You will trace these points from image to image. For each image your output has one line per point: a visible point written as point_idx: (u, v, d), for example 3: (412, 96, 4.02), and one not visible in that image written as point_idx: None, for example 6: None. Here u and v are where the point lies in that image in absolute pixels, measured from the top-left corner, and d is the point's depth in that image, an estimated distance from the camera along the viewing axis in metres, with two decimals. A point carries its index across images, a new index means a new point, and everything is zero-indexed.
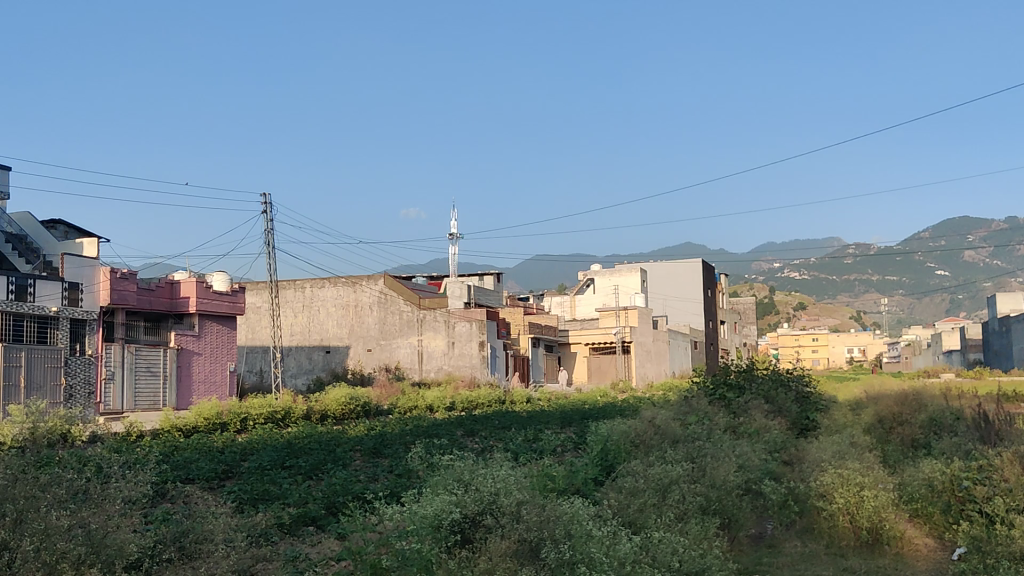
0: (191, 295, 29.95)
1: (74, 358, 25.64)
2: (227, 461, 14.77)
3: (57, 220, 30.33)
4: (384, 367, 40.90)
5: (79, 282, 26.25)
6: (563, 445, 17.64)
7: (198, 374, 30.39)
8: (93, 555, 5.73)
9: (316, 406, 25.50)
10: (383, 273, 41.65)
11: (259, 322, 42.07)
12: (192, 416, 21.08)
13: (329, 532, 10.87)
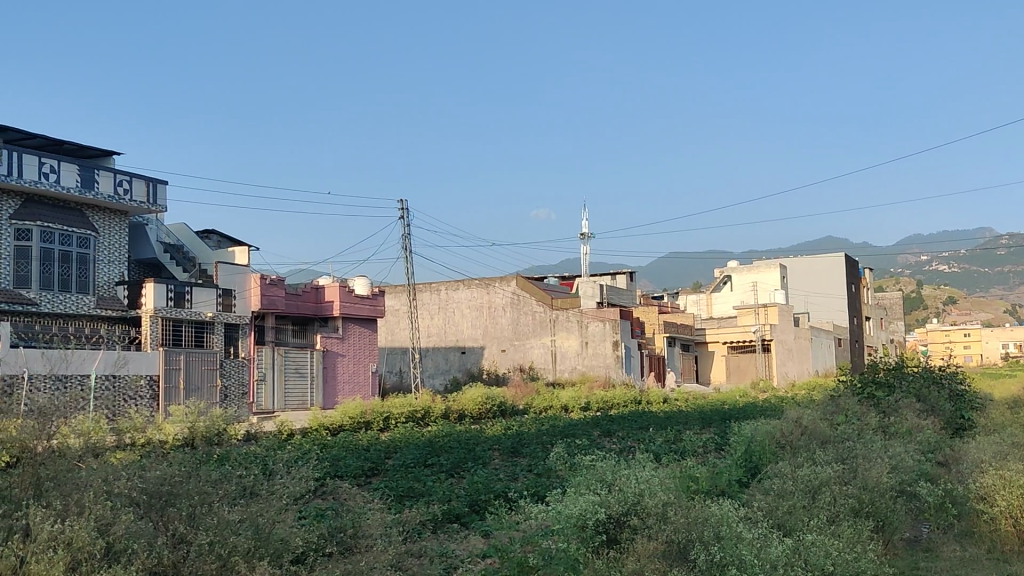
0: (335, 299, 30.93)
1: (228, 361, 26.91)
2: (372, 459, 15.18)
3: (211, 230, 31.71)
4: (519, 367, 41.26)
5: (231, 289, 27.51)
6: (705, 445, 17.40)
7: (343, 374, 31.43)
8: (261, 549, 6.06)
9: (454, 405, 25.99)
10: (517, 274, 41.93)
11: (398, 324, 43.10)
12: (338, 415, 21.79)
13: (475, 529, 11.02)
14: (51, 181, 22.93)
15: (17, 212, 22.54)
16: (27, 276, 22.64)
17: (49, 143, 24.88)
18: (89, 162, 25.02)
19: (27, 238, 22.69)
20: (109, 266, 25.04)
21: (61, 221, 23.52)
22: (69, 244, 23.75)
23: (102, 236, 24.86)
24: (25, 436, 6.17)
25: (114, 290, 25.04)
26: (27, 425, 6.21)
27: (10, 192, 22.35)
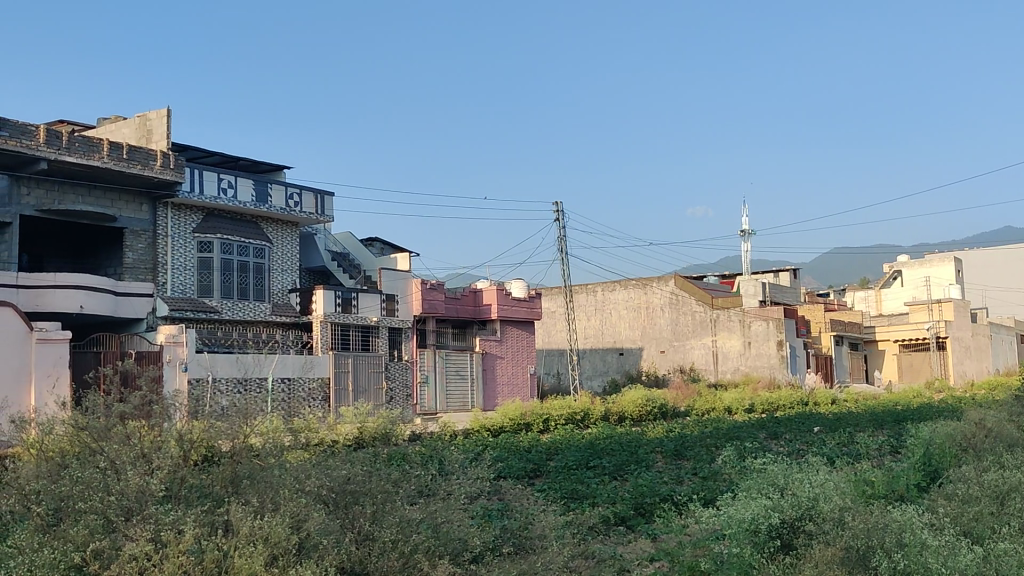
0: (493, 302, 31.40)
1: (392, 363, 27.76)
2: (535, 460, 15.36)
3: (374, 237, 32.78)
4: (678, 369, 40.76)
5: (394, 294, 28.41)
6: (880, 447, 16.74)
7: (503, 376, 31.89)
8: (440, 546, 6.27)
9: (613, 407, 25.95)
10: (675, 274, 41.37)
11: (555, 326, 43.38)
12: (499, 417, 22.10)
13: (641, 532, 10.95)
14: (228, 196, 24.30)
15: (198, 226, 24.01)
16: (209, 286, 24.03)
17: (226, 159, 26.39)
18: (262, 177, 26.38)
19: (208, 249, 24.10)
20: (283, 275, 26.31)
21: (238, 233, 24.89)
22: (246, 254, 25.08)
23: (276, 246, 26.14)
24: (215, 436, 6.68)
25: (287, 297, 26.30)
26: (219, 427, 6.74)
27: (192, 207, 23.86)
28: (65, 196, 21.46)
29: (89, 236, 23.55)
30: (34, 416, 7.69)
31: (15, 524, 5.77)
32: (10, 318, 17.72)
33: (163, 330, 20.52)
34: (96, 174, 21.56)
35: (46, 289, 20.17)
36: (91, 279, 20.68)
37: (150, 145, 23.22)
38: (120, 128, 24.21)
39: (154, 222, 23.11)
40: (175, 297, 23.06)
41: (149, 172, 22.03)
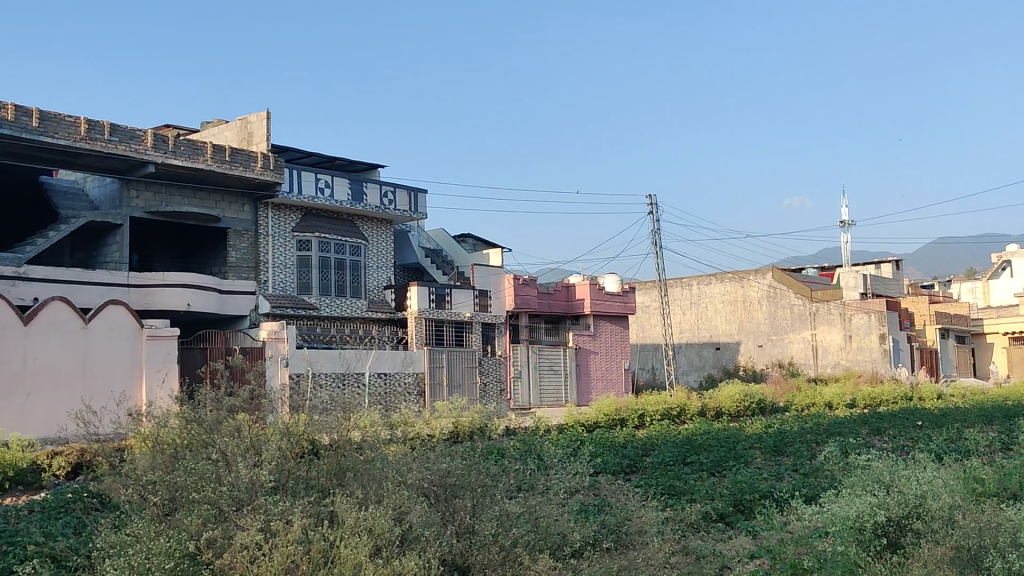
0: (586, 297, 31.31)
1: (486, 359, 27.97)
2: (631, 456, 15.27)
3: (467, 234, 33.02)
4: (777, 363, 39.98)
5: (487, 290, 28.59)
6: (992, 444, 16.10)
7: (596, 371, 31.80)
8: (539, 541, 6.30)
9: (710, 402, 25.63)
10: (773, 267, 40.53)
11: (649, 320, 43.04)
12: (594, 412, 22.05)
13: (740, 529, 10.79)
14: (326, 195, 24.83)
15: (297, 225, 24.62)
16: (308, 283, 24.61)
17: (322, 160, 26.97)
18: (358, 176, 26.87)
19: (306, 248, 24.69)
20: (378, 272, 26.76)
21: (336, 232, 25.42)
22: (342, 252, 25.60)
23: (371, 244, 26.61)
24: (319, 429, 6.87)
25: (382, 294, 26.75)
26: (322, 421, 6.92)
27: (290, 207, 24.47)
28: (172, 198, 22.26)
29: (195, 236, 24.38)
30: (146, 410, 8.01)
31: (131, 512, 5.99)
32: (121, 316, 18.50)
33: (265, 327, 20.97)
34: (201, 177, 22.29)
35: (155, 288, 20.93)
36: (197, 278, 21.36)
37: (251, 147, 23.88)
38: (222, 132, 24.98)
39: (255, 222, 23.79)
40: (275, 295, 23.70)
41: (250, 173, 22.67)
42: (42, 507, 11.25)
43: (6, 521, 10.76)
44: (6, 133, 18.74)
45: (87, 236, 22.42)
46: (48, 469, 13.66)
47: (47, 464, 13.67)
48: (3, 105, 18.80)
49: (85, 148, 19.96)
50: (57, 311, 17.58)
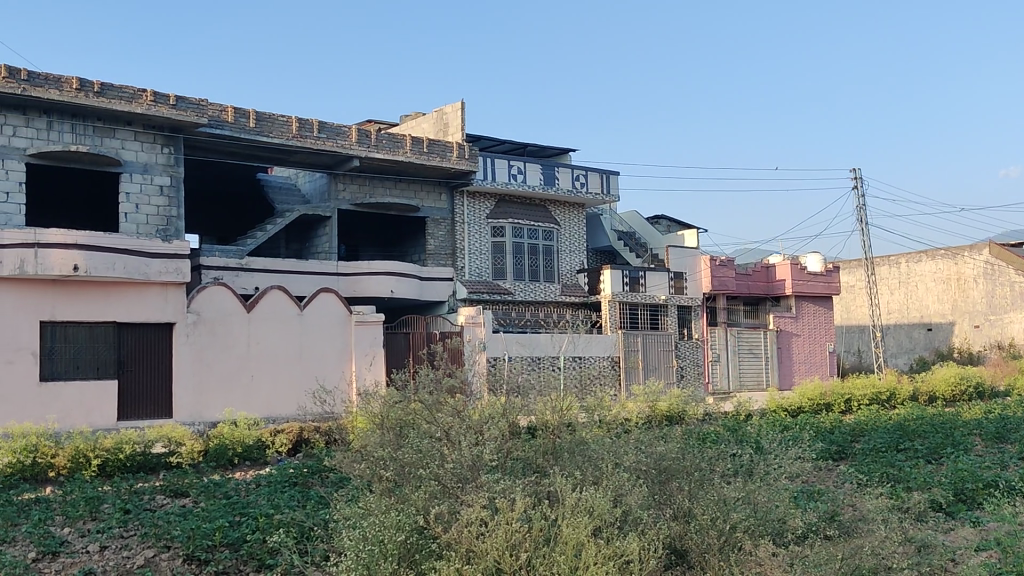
0: (786, 278, 30.32)
1: (683, 342, 27.72)
2: (840, 442, 14.74)
3: (660, 215, 32.61)
4: (996, 345, 37.41)
5: (683, 272, 28.26)
6: None
7: (799, 354, 30.84)
8: (761, 525, 6.25)
9: (922, 386, 24.34)
10: (991, 241, 37.74)
11: (854, 301, 41.30)
12: (796, 397, 21.39)
13: (965, 520, 10.23)
14: (519, 181, 25.23)
15: (492, 212, 25.18)
16: (503, 269, 25.14)
17: (515, 146, 27.44)
18: (550, 161, 27.13)
19: (501, 234, 25.20)
20: (571, 256, 26.96)
21: (529, 218, 25.81)
22: (536, 238, 25.97)
23: (564, 228, 26.82)
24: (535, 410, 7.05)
25: (576, 278, 26.95)
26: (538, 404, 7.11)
27: (485, 194, 25.04)
28: (375, 189, 23.29)
29: (396, 226, 25.42)
30: (372, 392, 8.49)
31: (364, 488, 6.39)
32: (332, 304, 19.49)
33: (462, 312, 21.65)
34: (401, 168, 23.18)
35: (361, 276, 21.94)
36: (399, 266, 22.24)
37: (447, 137, 24.60)
38: (420, 124, 25.86)
39: (452, 211, 24.52)
40: (472, 281, 24.37)
41: (447, 163, 23.36)
42: (269, 481, 12.08)
43: (240, 493, 11.64)
44: (227, 134, 20.18)
45: (300, 229, 23.85)
46: (272, 445, 14.69)
47: (271, 441, 14.71)
48: (224, 108, 20.24)
49: (296, 145, 21.19)
50: (275, 300, 18.74)
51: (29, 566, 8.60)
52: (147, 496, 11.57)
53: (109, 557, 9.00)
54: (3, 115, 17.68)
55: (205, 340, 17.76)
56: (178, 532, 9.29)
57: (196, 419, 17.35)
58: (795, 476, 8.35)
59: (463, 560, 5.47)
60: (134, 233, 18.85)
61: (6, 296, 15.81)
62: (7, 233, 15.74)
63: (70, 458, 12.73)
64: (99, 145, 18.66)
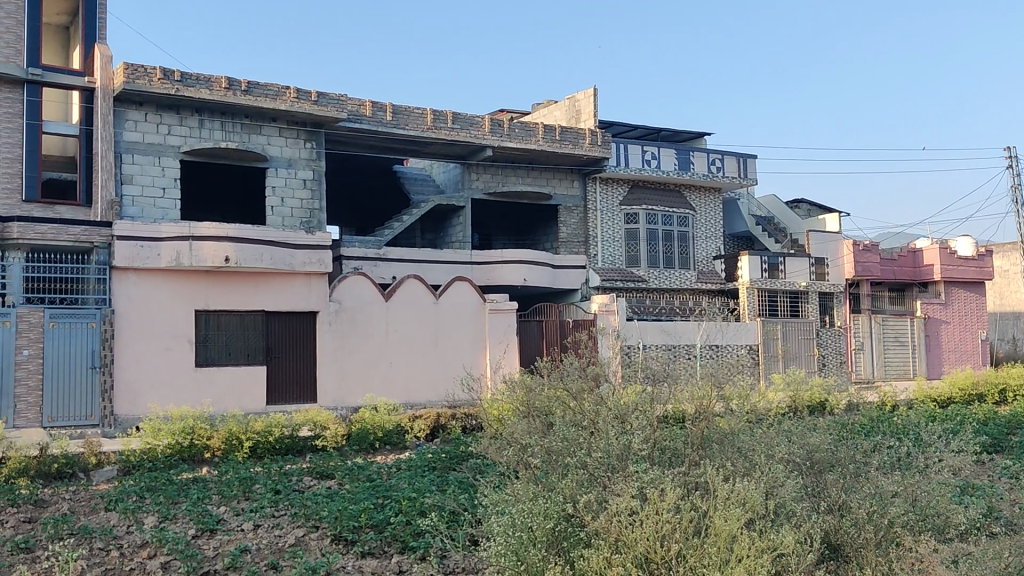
0: (935, 262, 29.03)
1: (825, 330, 26.93)
2: (997, 434, 14.05)
3: (800, 198, 31.69)
4: None
5: (824, 257, 27.41)
6: None
7: (948, 342, 29.51)
8: (922, 521, 6.06)
9: None
10: None
11: (1008, 286, 39.17)
12: (946, 386, 20.50)
13: None
14: (653, 167, 25.00)
15: (625, 198, 25.02)
16: (637, 256, 24.97)
17: (648, 131, 27.16)
18: (684, 145, 26.76)
19: (635, 221, 25.01)
20: (707, 242, 26.51)
21: (663, 204, 25.52)
22: (671, 224, 25.66)
23: (700, 214, 26.40)
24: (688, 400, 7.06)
25: (712, 264, 26.50)
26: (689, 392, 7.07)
27: (618, 180, 24.91)
28: (507, 178, 23.50)
29: (530, 214, 25.56)
30: (521, 382, 8.60)
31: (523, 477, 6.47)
32: (467, 292, 19.79)
33: (596, 300, 21.64)
34: (534, 157, 23.29)
35: (495, 264, 22.16)
36: (533, 254, 22.35)
37: (580, 124, 24.55)
38: (552, 111, 25.91)
39: (585, 198, 24.49)
40: (605, 268, 24.31)
41: (580, 150, 23.34)
42: (409, 465, 12.38)
43: (382, 476, 11.96)
44: (365, 128, 20.72)
45: (435, 218, 24.29)
46: (411, 430, 15.05)
47: (410, 426, 15.06)
48: (362, 102, 20.79)
49: (432, 136, 21.57)
50: (411, 289, 19.13)
51: (190, 541, 8.99)
52: (295, 478, 12.01)
53: (262, 535, 9.32)
54: (159, 115, 18.66)
55: (347, 327, 18.33)
56: (325, 513, 9.64)
57: (339, 404, 17.99)
58: (958, 470, 8.00)
59: (612, 550, 5.46)
60: (279, 225, 19.59)
61: (163, 288, 16.64)
62: (164, 228, 16.52)
63: (224, 441, 13.31)
64: (247, 141, 19.47)
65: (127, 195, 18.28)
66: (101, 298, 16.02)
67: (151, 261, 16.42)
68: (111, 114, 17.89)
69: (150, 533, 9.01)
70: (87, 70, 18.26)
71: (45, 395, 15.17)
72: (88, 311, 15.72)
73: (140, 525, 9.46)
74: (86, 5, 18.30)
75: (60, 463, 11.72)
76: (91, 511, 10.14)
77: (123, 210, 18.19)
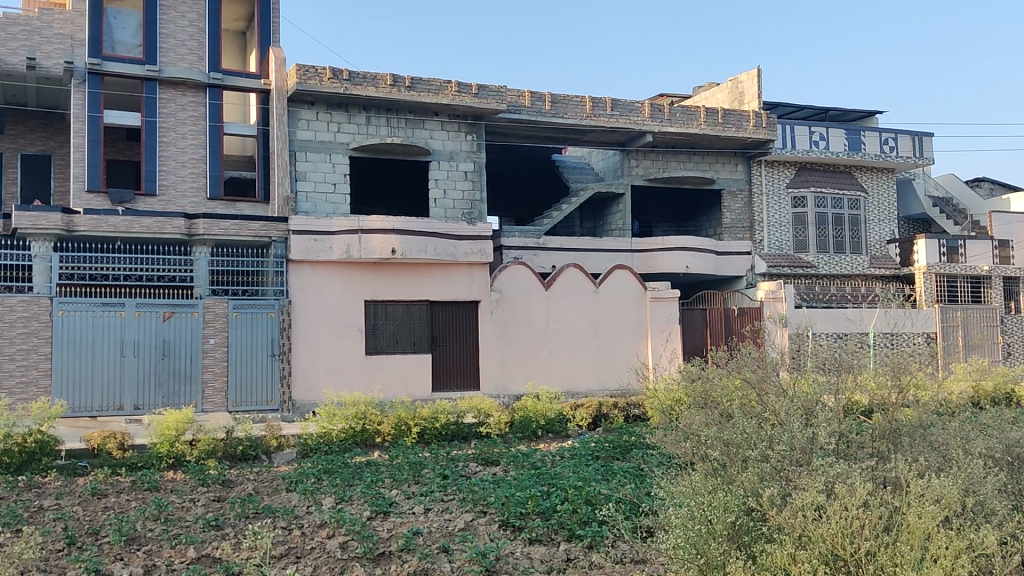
0: None
1: (1010, 317, 25.36)
2: None
3: (982, 177, 29.92)
4: None
5: (1009, 239, 25.78)
6: None
7: None
8: None
9: None
10: None
11: None
12: None
13: None
14: (822, 148, 24.20)
15: (793, 180, 24.29)
16: (806, 241, 24.17)
17: (816, 111, 26.25)
18: (854, 125, 25.72)
19: (802, 205, 24.23)
20: (881, 225, 25.37)
21: (833, 186, 24.66)
22: (841, 207, 24.70)
23: (872, 196, 25.29)
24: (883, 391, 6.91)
25: (885, 248, 25.37)
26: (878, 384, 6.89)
27: (785, 163, 24.20)
28: (669, 163, 23.19)
29: (691, 200, 25.23)
30: (704, 376, 8.55)
31: (704, 470, 6.40)
32: (627, 280, 19.67)
33: (762, 287, 21.18)
34: (696, 141, 22.92)
35: (657, 252, 21.91)
36: (695, 241, 21.97)
37: (742, 107, 23.98)
38: (715, 95, 25.46)
39: (749, 181, 23.90)
40: (772, 254, 23.67)
41: (744, 133, 22.76)
42: (574, 454, 12.42)
43: (546, 464, 12.03)
44: (525, 118, 20.90)
45: (595, 207, 24.28)
46: (573, 419, 15.11)
47: (572, 415, 15.12)
48: (522, 93, 21.00)
49: (591, 124, 21.55)
50: (572, 277, 19.18)
51: (366, 522, 9.31)
52: (462, 463, 12.26)
53: (433, 518, 9.54)
54: (330, 113, 19.46)
55: (508, 316, 18.57)
56: (492, 500, 9.80)
57: (501, 391, 18.31)
58: None
59: (797, 545, 5.29)
60: (442, 217, 20.08)
61: (335, 280, 17.30)
62: (335, 222, 17.19)
63: (393, 426, 13.74)
64: (411, 136, 20.01)
65: (302, 191, 19.15)
66: (279, 289, 16.83)
67: (325, 254, 17.12)
68: (286, 115, 18.77)
69: (329, 513, 9.40)
70: (263, 73, 19.18)
71: (231, 381, 16.10)
72: (268, 302, 16.55)
73: (319, 506, 9.87)
74: (261, 11, 19.23)
75: (245, 445, 12.37)
76: (274, 491, 10.67)
77: (298, 206, 19.09)
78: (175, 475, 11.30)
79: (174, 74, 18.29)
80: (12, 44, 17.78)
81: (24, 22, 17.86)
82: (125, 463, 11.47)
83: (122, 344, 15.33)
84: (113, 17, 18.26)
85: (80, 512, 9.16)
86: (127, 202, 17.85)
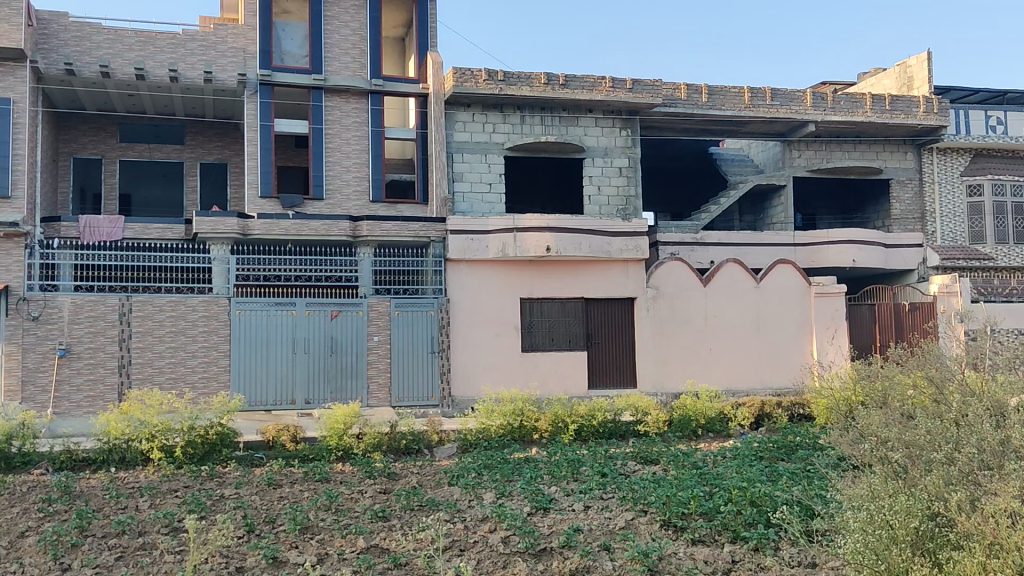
0: None
1: None
2: None
3: None
4: None
5: None
6: None
7: None
8: None
9: None
10: None
11: None
12: None
13: None
14: (999, 133, 22.73)
15: (968, 168, 22.99)
16: (982, 231, 22.62)
17: (993, 94, 24.69)
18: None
19: (978, 193, 22.73)
20: None
21: (1012, 173, 23.10)
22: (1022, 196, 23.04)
23: None
24: None
25: None
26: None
27: (960, 149, 22.89)
28: (832, 154, 22.43)
29: (857, 190, 24.28)
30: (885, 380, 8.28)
31: (881, 473, 6.14)
32: (790, 274, 19.09)
33: (936, 281, 20.07)
34: (862, 130, 22.11)
35: (822, 245, 21.18)
36: (862, 233, 21.14)
37: (912, 91, 22.86)
38: (882, 80, 24.38)
39: (920, 170, 22.84)
40: (945, 245, 22.47)
41: (913, 119, 21.71)
42: (736, 453, 12.17)
43: (708, 464, 11.83)
44: (681, 110, 20.65)
45: (755, 200, 23.77)
46: (734, 419, 14.78)
47: (734, 414, 14.79)
48: (678, 86, 20.74)
49: (750, 115, 21.05)
50: (731, 273, 18.76)
51: (527, 518, 9.41)
52: (621, 461, 12.21)
53: (593, 516, 9.54)
54: (485, 114, 19.77)
55: (665, 313, 18.35)
56: (654, 499, 9.70)
57: (659, 389, 18.14)
58: None
59: (987, 554, 4.99)
60: (597, 214, 20.05)
61: (492, 278, 17.56)
62: (492, 221, 17.44)
63: (551, 423, 13.82)
64: (565, 133, 20.09)
65: (459, 192, 19.52)
66: (439, 288, 17.21)
67: (481, 253, 17.41)
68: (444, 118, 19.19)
69: (491, 508, 9.56)
70: (421, 77, 19.68)
71: (394, 377, 16.61)
72: (427, 300, 16.97)
73: (481, 500, 10.05)
74: (419, 16, 19.74)
75: (409, 439, 12.73)
76: (437, 484, 10.94)
77: (456, 206, 19.48)
78: (344, 467, 11.74)
79: (339, 81, 19.01)
80: (192, 59, 18.90)
81: (202, 38, 18.97)
82: (298, 455, 12.00)
83: (293, 341, 16.03)
84: (282, 30, 19.16)
85: (258, 501, 9.65)
86: (297, 206, 18.60)
